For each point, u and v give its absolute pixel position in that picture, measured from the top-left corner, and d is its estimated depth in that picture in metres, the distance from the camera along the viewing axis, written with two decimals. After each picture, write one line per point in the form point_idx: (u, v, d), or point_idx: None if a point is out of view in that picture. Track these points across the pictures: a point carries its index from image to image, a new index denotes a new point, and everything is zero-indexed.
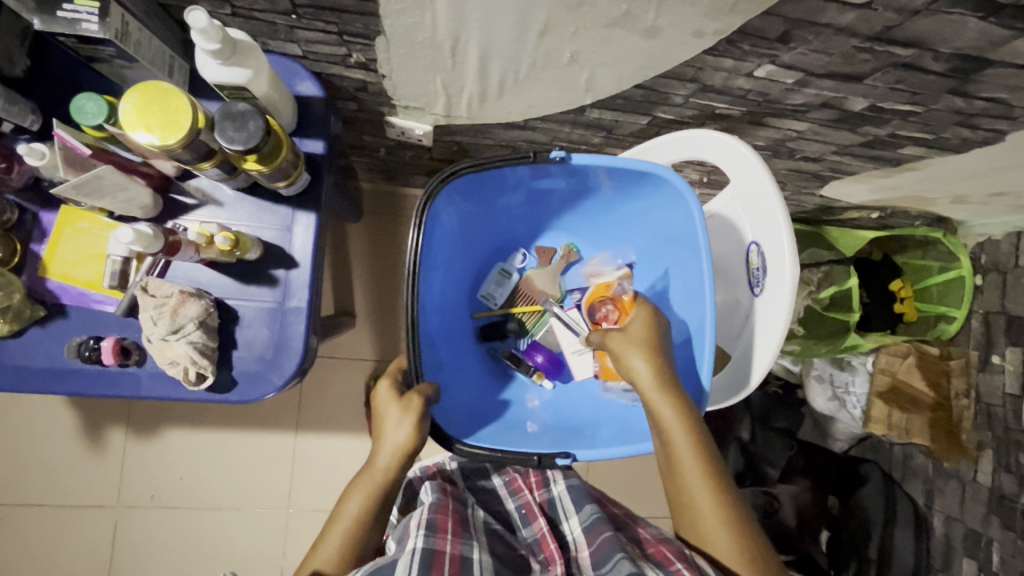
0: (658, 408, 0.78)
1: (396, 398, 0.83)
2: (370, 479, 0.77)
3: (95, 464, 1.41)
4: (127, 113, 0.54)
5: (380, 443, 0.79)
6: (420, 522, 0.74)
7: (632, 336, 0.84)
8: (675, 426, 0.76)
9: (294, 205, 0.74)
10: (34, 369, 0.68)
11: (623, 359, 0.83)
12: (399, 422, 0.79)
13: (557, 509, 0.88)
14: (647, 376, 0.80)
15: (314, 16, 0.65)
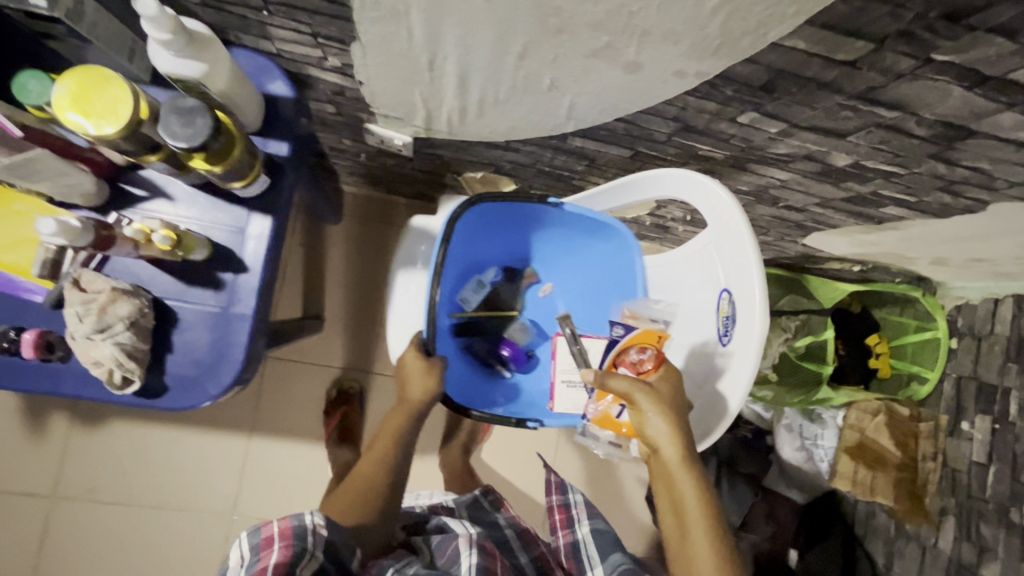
0: (680, 482, 0.74)
1: (422, 355, 0.87)
2: (400, 412, 0.86)
3: (34, 450, 1.34)
4: (65, 97, 0.51)
5: (406, 393, 0.86)
6: (467, 544, 0.82)
7: (660, 395, 0.78)
8: (693, 500, 0.73)
9: (250, 206, 0.70)
10: None
11: (646, 418, 0.77)
12: (425, 374, 0.86)
13: (582, 552, 0.91)
14: (672, 443, 0.75)
15: (286, 15, 0.63)
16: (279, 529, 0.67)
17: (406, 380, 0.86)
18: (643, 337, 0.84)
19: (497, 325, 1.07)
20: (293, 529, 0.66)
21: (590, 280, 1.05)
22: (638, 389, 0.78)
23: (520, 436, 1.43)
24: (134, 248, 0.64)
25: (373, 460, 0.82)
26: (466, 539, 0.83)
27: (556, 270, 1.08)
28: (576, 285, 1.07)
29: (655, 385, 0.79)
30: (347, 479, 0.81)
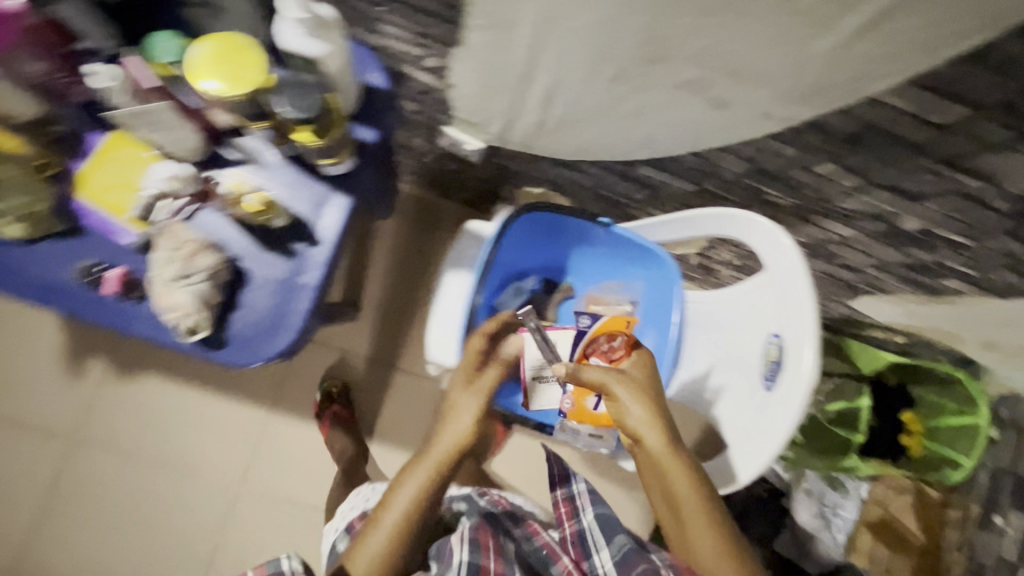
0: (668, 469, 0.74)
1: (469, 388, 0.85)
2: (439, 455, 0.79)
3: (66, 388, 1.36)
4: (201, 58, 0.55)
5: (445, 428, 0.82)
6: (462, 539, 0.77)
7: (632, 382, 0.80)
8: (684, 486, 0.73)
9: (332, 185, 0.74)
10: (33, 278, 0.68)
11: (624, 408, 0.79)
12: (470, 407, 0.83)
13: (587, 540, 0.81)
14: (653, 430, 0.77)
15: (400, 12, 0.67)
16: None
17: (448, 416, 0.83)
18: (612, 327, 0.90)
19: None
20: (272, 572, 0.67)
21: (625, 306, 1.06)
22: (612, 377, 0.81)
23: (531, 455, 1.42)
24: (223, 205, 0.70)
25: (405, 498, 0.75)
26: (460, 535, 0.78)
27: (594, 291, 1.10)
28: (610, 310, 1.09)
29: (629, 374, 0.82)
30: (377, 517, 0.75)
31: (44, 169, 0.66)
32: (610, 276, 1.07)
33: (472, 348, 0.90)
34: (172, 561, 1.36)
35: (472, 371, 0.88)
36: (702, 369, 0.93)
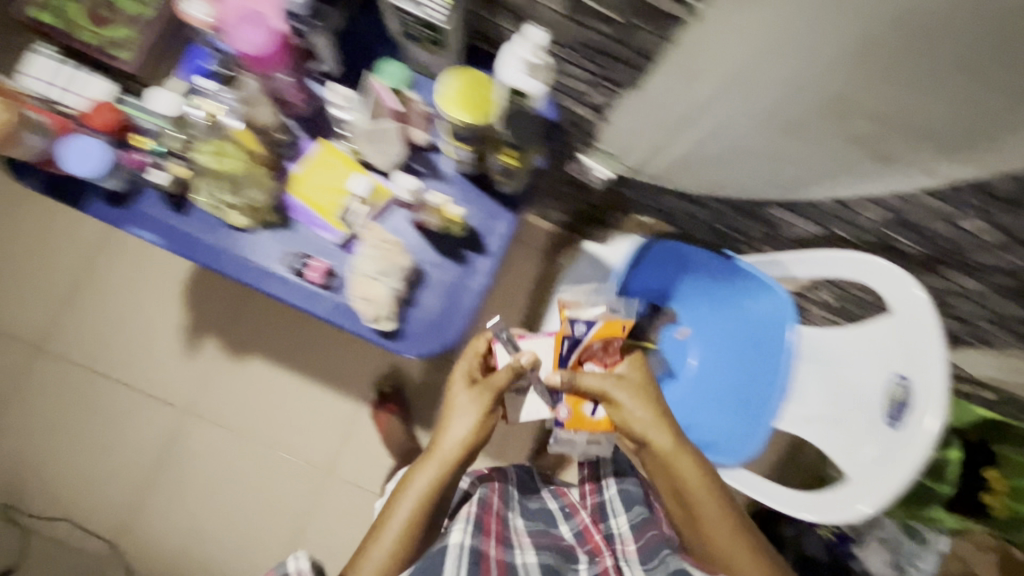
0: (677, 461, 0.83)
1: (467, 388, 0.89)
2: (438, 465, 0.84)
3: (184, 364, 1.48)
4: (445, 83, 0.65)
5: (444, 434, 0.86)
6: (467, 518, 0.90)
7: (631, 385, 0.90)
8: (691, 472, 0.83)
9: (501, 203, 0.82)
10: (248, 263, 0.78)
11: (630, 411, 0.88)
12: (465, 411, 0.87)
13: (606, 508, 1.06)
14: (661, 431, 0.86)
15: (589, 57, 0.76)
16: None
17: (445, 422, 0.87)
18: (603, 332, 0.94)
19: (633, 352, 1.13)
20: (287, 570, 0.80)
21: (728, 333, 1.11)
22: (609, 384, 0.90)
23: None
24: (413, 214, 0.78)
25: (414, 498, 0.82)
26: (470, 512, 0.91)
27: (695, 316, 1.14)
28: (710, 334, 1.13)
29: (627, 381, 0.91)
30: (390, 511, 0.82)
31: (270, 169, 0.75)
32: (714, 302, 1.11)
33: (473, 348, 0.96)
34: (261, 532, 1.47)
35: (473, 372, 0.93)
36: (815, 405, 0.96)
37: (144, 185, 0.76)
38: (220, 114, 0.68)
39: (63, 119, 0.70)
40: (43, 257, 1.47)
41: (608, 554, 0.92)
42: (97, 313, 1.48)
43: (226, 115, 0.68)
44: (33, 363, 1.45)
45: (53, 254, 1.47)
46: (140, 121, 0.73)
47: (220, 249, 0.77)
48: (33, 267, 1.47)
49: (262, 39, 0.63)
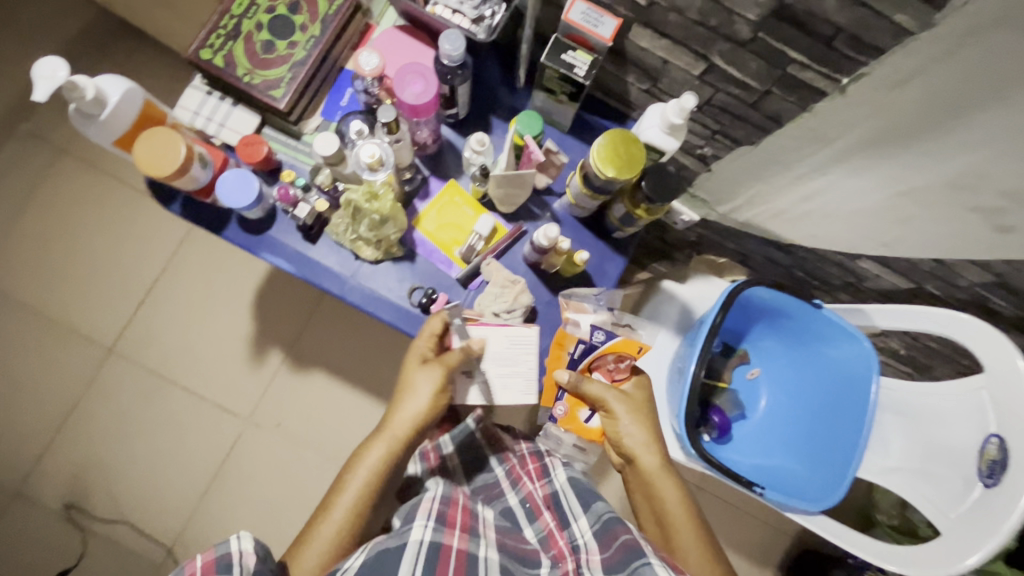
0: (658, 486, 0.72)
1: (420, 369, 0.73)
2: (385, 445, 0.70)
3: (248, 372, 1.51)
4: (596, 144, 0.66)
5: (394, 411, 0.72)
6: (423, 515, 0.67)
7: (631, 398, 0.76)
8: (672, 501, 0.71)
9: (612, 247, 0.85)
10: (370, 292, 0.80)
11: (621, 427, 0.74)
12: (418, 393, 0.72)
13: (562, 504, 0.78)
14: (650, 450, 0.73)
15: (710, 115, 0.79)
16: (201, 564, 0.54)
17: (399, 394, 0.72)
18: (620, 349, 0.82)
19: (708, 390, 1.14)
20: (217, 560, 0.54)
21: (805, 377, 1.11)
22: (610, 394, 0.76)
23: None
24: (531, 255, 0.80)
25: (357, 485, 0.68)
26: (422, 507, 0.68)
27: (771, 359, 1.14)
28: (785, 376, 1.13)
29: (628, 394, 0.77)
30: (331, 501, 0.67)
31: (401, 206, 0.79)
32: (792, 346, 1.11)
33: (429, 327, 0.74)
34: None
35: (429, 352, 0.74)
36: (900, 456, 0.98)
37: (278, 213, 0.79)
38: (384, 162, 0.69)
39: (213, 150, 0.75)
40: (120, 262, 1.50)
41: (570, 561, 0.68)
42: (166, 318, 1.50)
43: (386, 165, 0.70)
44: (102, 365, 1.47)
45: (129, 260, 1.51)
46: (279, 153, 0.81)
47: (345, 277, 0.80)
48: (110, 271, 1.50)
49: (420, 87, 0.68)
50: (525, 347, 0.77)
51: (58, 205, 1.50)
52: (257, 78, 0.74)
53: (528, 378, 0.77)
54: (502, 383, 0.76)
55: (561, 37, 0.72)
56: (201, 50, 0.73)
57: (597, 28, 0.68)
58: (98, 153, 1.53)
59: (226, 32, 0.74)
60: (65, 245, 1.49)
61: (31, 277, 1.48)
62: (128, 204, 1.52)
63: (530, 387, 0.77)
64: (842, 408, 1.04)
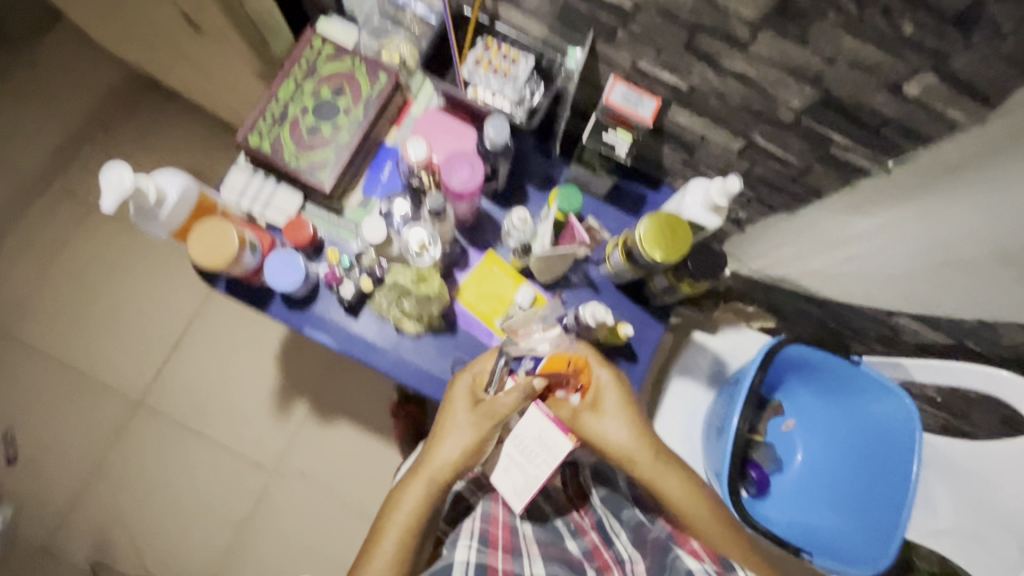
0: (664, 484, 0.72)
1: (469, 410, 0.73)
2: (430, 472, 0.71)
3: (274, 423, 1.51)
4: (641, 228, 0.67)
5: (438, 447, 0.72)
6: (469, 534, 0.75)
7: (606, 410, 0.73)
8: (680, 494, 0.71)
9: (650, 312, 0.85)
10: (413, 364, 0.80)
11: (611, 437, 0.72)
12: (462, 433, 0.72)
13: (606, 524, 0.81)
14: (644, 451, 0.72)
15: (748, 184, 0.79)
16: None
17: (441, 428, 0.73)
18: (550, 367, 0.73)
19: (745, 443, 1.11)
20: None
21: (837, 427, 1.09)
22: (580, 415, 0.73)
23: None
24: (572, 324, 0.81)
25: (401, 518, 0.69)
26: (469, 528, 0.76)
27: (801, 408, 1.12)
28: (817, 425, 1.11)
29: (602, 406, 0.73)
30: (378, 534, 0.69)
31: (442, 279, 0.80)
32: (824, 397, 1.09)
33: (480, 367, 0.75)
34: None
35: (478, 389, 0.75)
36: (948, 518, 0.95)
37: (321, 288, 0.80)
38: (432, 248, 0.71)
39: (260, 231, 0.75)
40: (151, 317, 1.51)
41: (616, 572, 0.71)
42: (194, 370, 1.51)
43: (433, 246, 0.71)
44: (132, 420, 1.47)
45: (159, 315, 1.52)
46: (321, 230, 0.82)
47: (387, 349, 0.80)
48: (140, 326, 1.51)
49: (466, 173, 0.69)
50: (547, 454, 0.66)
51: (89, 261, 1.51)
52: (303, 160, 0.76)
53: (528, 481, 0.66)
54: (505, 465, 0.67)
55: (600, 117, 0.73)
56: (250, 135, 0.75)
57: (639, 109, 0.70)
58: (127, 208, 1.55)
59: (274, 116, 0.76)
60: (93, 298, 1.51)
61: (62, 333, 1.49)
62: (158, 258, 1.53)
63: (524, 490, 0.66)
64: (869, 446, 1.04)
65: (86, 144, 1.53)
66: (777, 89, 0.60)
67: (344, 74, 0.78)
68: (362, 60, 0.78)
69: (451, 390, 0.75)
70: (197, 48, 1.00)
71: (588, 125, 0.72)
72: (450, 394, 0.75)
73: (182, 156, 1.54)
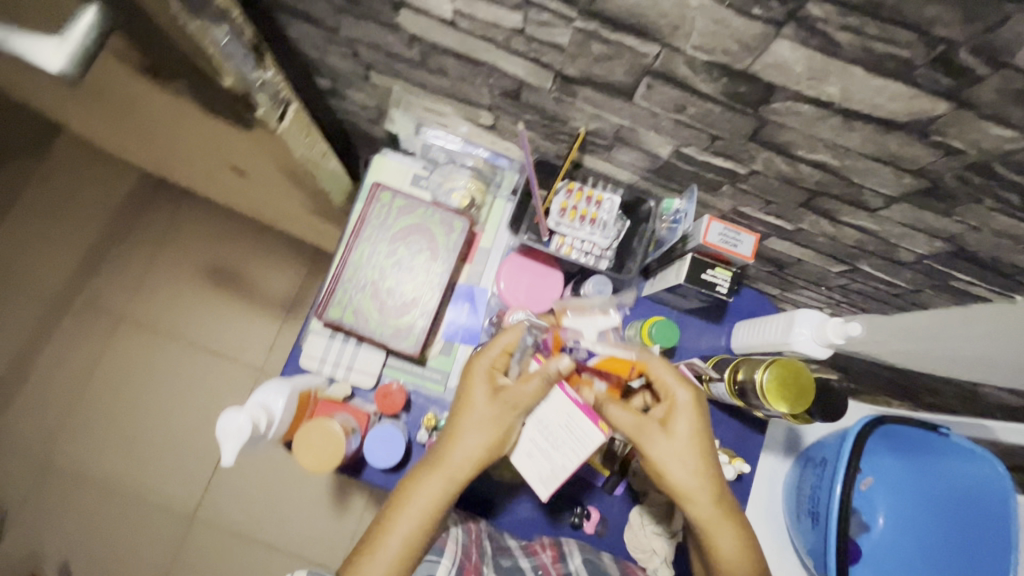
0: (712, 533, 0.60)
1: (490, 398, 0.59)
2: (440, 480, 0.59)
3: (335, 521, 1.47)
4: (762, 377, 0.65)
5: (451, 443, 0.59)
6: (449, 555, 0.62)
7: (678, 435, 0.59)
8: (728, 548, 0.59)
9: (748, 424, 0.83)
10: (518, 514, 0.78)
11: (667, 469, 0.59)
12: (479, 427, 0.58)
13: None
14: (704, 499, 0.59)
15: (841, 292, 0.77)
16: None
17: (456, 415, 0.60)
18: (605, 368, 0.62)
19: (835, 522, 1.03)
20: None
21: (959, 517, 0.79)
22: (645, 429, 0.59)
23: None
24: None
25: (408, 523, 0.57)
26: (449, 548, 0.63)
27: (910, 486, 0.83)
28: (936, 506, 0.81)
29: (672, 428, 0.59)
30: (374, 542, 0.57)
31: None
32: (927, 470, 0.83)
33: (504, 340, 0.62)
34: None
35: (498, 370, 0.61)
36: None
37: (414, 446, 0.76)
38: None
39: (356, 408, 0.71)
40: (194, 425, 1.45)
41: None
42: (246, 477, 1.46)
43: None
44: (189, 535, 1.42)
45: (202, 422, 1.46)
46: (406, 383, 0.78)
47: (491, 502, 0.78)
48: (184, 437, 1.45)
49: None
50: (575, 444, 0.55)
51: (123, 376, 1.45)
52: (388, 328, 0.72)
53: (555, 472, 0.57)
54: (527, 452, 0.59)
55: (695, 254, 0.69)
56: (331, 310, 0.72)
57: (738, 247, 0.67)
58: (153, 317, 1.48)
59: (352, 285, 0.72)
60: (129, 416, 1.44)
61: (106, 456, 1.43)
62: (194, 364, 1.47)
63: (548, 481, 0.57)
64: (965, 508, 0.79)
65: (106, 254, 1.48)
66: (900, 239, 0.58)
67: (418, 228, 0.74)
68: (434, 210, 0.74)
69: (468, 368, 0.62)
70: (238, 186, 0.96)
71: (685, 265, 0.69)
72: (466, 375, 0.62)
73: (208, 257, 1.49)
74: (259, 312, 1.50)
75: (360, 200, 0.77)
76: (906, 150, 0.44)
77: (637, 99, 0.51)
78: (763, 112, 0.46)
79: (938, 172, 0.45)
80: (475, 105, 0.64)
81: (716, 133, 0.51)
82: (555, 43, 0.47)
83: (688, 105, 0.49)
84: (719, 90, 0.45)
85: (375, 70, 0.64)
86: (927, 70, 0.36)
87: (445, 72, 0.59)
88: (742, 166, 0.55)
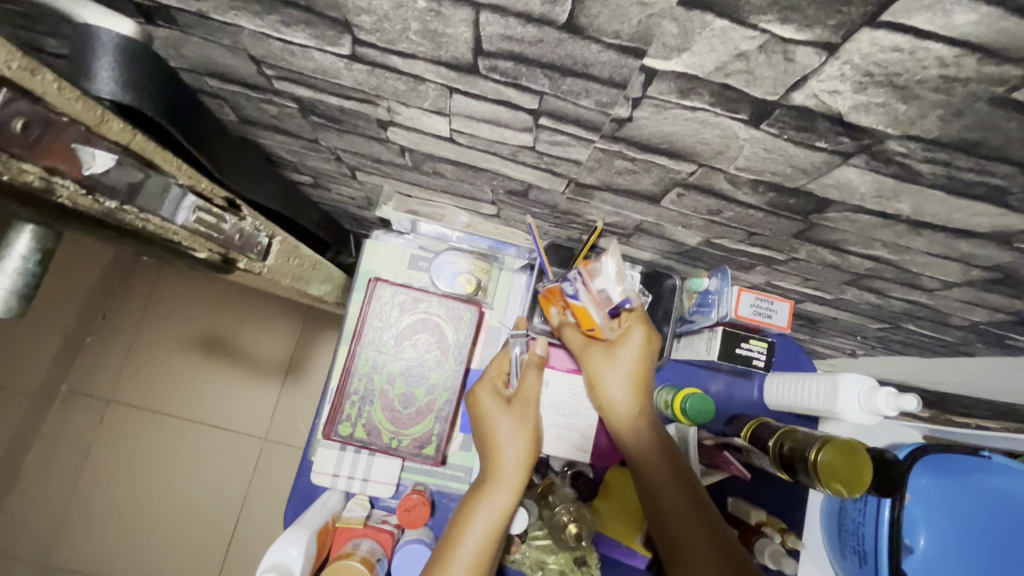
0: (636, 450, 0.56)
1: (507, 409, 0.57)
2: (494, 495, 0.52)
3: None
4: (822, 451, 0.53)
5: (493, 453, 0.55)
6: None
7: (618, 355, 0.58)
8: (657, 465, 0.55)
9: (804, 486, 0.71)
10: None
11: (602, 380, 0.58)
12: (517, 437, 0.56)
13: None
14: (636, 417, 0.57)
15: (874, 340, 0.74)
16: None
17: (487, 432, 0.56)
18: (578, 313, 0.59)
19: None
20: None
21: None
22: (588, 350, 0.60)
23: None
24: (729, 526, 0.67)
25: (480, 529, 0.51)
26: None
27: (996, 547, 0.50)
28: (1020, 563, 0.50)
29: (616, 353, 0.58)
30: (445, 559, 0.49)
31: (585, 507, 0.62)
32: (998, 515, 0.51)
33: (495, 365, 0.61)
34: None
35: (501, 387, 0.59)
36: None
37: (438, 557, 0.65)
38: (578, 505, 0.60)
39: (377, 528, 0.64)
40: (197, 521, 1.12)
41: None
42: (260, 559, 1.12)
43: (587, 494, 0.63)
44: None
45: (208, 521, 1.12)
46: (424, 483, 0.69)
47: None
48: (196, 550, 1.11)
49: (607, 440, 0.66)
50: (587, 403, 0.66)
51: (112, 482, 1.11)
52: (405, 439, 0.67)
53: (586, 434, 0.66)
54: (553, 434, 0.65)
55: (726, 327, 0.62)
56: (340, 427, 0.66)
57: (772, 318, 0.60)
58: (145, 396, 1.16)
59: (360, 398, 0.66)
60: (120, 505, 1.11)
61: (86, 552, 1.09)
62: (199, 451, 1.14)
63: (585, 444, 0.65)
64: (992, 516, 0.50)
65: (86, 333, 1.15)
66: (954, 310, 0.53)
67: (424, 324, 0.68)
68: (439, 302, 0.68)
69: (474, 401, 0.59)
70: None
71: (717, 341, 0.62)
72: (473, 408, 0.59)
73: (199, 321, 1.20)
74: (250, 379, 1.19)
75: (356, 295, 0.70)
76: (980, 252, 0.39)
77: (665, 203, 0.45)
78: (814, 219, 0.41)
79: (1014, 268, 0.40)
80: (475, 199, 0.59)
81: (756, 231, 0.46)
82: (571, 158, 0.42)
83: (724, 210, 0.43)
84: (764, 201, 0.40)
85: (361, 171, 0.58)
86: (1022, 196, 0.31)
87: (441, 175, 0.53)
88: (780, 254, 0.50)
